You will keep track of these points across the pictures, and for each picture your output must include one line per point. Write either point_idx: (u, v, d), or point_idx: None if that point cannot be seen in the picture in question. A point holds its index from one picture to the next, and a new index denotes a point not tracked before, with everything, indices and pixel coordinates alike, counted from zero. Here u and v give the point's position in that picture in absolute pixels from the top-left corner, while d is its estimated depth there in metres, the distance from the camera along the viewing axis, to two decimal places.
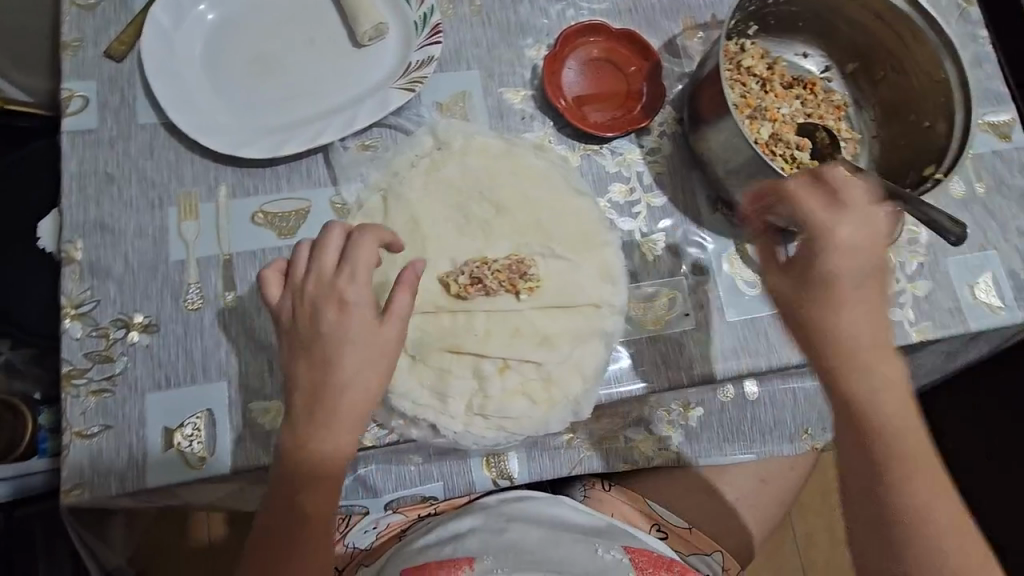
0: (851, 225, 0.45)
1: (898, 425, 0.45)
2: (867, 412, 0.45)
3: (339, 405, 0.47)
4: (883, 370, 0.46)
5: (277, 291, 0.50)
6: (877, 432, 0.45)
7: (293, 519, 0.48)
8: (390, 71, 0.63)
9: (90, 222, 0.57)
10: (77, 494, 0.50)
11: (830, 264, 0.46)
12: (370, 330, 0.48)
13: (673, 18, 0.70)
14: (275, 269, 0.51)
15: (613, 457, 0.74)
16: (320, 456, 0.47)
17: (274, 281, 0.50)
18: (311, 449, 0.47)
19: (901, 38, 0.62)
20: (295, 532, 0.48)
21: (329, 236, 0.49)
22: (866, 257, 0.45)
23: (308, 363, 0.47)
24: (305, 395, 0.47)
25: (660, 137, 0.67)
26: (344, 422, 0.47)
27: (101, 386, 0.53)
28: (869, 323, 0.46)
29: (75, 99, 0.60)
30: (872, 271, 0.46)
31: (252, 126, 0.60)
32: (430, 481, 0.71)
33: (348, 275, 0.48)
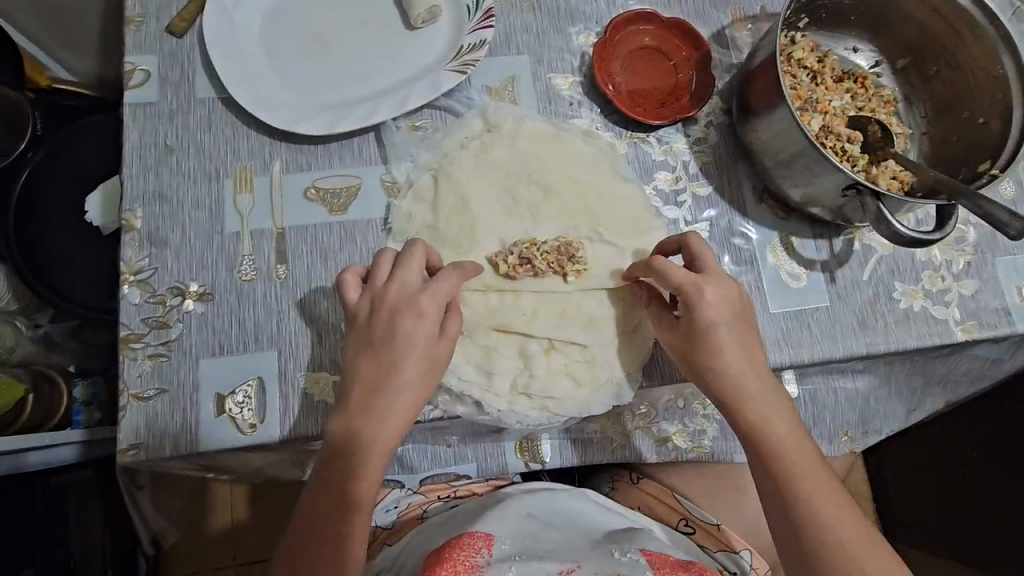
0: (712, 284, 0.52)
1: (808, 466, 0.51)
2: (780, 457, 0.52)
3: (394, 405, 0.50)
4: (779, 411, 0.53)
5: (354, 295, 0.53)
6: (791, 484, 0.51)
7: (336, 504, 0.50)
8: (442, 53, 0.64)
9: (149, 192, 0.58)
10: (132, 454, 0.52)
11: (703, 320, 0.52)
12: (432, 342, 0.51)
13: (722, 9, 0.70)
14: (353, 274, 0.54)
15: (646, 447, 0.75)
16: (368, 442, 0.50)
17: (353, 286, 0.53)
18: (362, 443, 0.50)
19: (958, 33, 0.62)
20: (337, 522, 0.49)
21: (411, 253, 0.53)
22: (727, 311, 0.52)
23: (373, 361, 0.51)
24: (367, 388, 0.51)
25: (707, 126, 0.67)
26: (398, 419, 0.50)
27: (157, 351, 0.55)
28: (750, 370, 0.53)
29: (137, 72, 0.62)
30: (744, 324, 0.53)
31: (308, 103, 0.61)
32: (464, 461, 0.74)
33: (426, 290, 0.52)
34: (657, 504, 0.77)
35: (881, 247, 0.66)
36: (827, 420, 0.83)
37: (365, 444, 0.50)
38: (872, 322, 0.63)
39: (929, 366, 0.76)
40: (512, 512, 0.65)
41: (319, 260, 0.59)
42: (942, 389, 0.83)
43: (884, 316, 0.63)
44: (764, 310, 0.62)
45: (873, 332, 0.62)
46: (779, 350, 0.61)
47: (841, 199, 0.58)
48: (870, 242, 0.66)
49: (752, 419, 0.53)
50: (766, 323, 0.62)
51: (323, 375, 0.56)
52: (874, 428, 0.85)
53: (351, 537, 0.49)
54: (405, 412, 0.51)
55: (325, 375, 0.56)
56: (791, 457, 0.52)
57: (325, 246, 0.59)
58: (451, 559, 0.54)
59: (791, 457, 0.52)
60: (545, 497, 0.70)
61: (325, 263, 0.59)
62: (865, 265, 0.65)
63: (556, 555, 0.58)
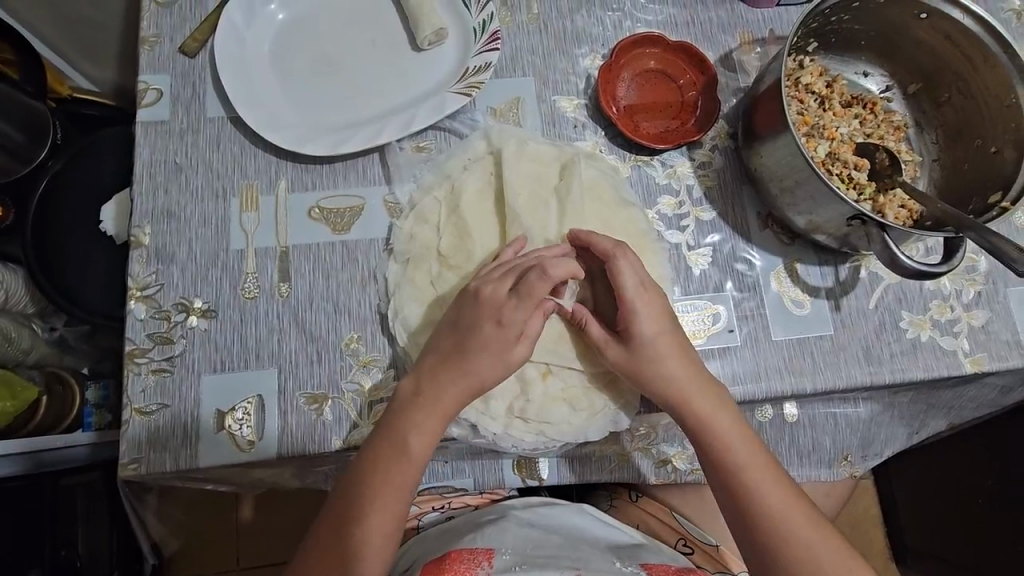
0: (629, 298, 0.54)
1: (748, 453, 0.55)
2: (734, 465, 0.54)
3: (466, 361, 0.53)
4: (715, 405, 0.55)
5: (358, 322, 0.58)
6: (744, 487, 0.54)
7: (393, 448, 0.52)
8: (448, 75, 0.64)
9: (158, 209, 0.60)
10: (134, 468, 0.53)
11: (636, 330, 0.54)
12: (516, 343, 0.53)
13: (730, 33, 0.70)
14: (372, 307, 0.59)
15: (645, 470, 0.74)
16: (436, 398, 0.52)
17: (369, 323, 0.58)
18: (423, 397, 0.53)
19: (970, 61, 0.61)
20: (381, 467, 0.52)
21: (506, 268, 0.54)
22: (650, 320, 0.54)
23: (454, 338, 0.53)
24: (443, 355, 0.53)
25: (712, 151, 0.66)
26: (468, 388, 0.53)
27: (160, 366, 0.56)
28: (689, 370, 0.55)
29: (150, 91, 0.63)
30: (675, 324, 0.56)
31: (314, 123, 0.62)
32: (461, 476, 0.73)
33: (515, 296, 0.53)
34: (655, 523, 0.76)
35: (889, 276, 0.64)
36: (827, 446, 0.81)
37: (428, 402, 0.52)
38: (878, 352, 0.62)
39: (937, 394, 0.75)
40: (510, 523, 0.65)
41: (321, 279, 0.59)
42: (950, 415, 0.82)
43: (890, 345, 0.62)
44: (766, 336, 0.62)
45: (878, 362, 0.61)
46: (780, 378, 0.60)
47: (846, 228, 0.57)
48: (875, 269, 0.65)
49: (698, 428, 0.55)
50: (767, 350, 0.61)
51: (322, 395, 0.56)
52: (876, 451, 0.84)
53: (393, 483, 0.52)
54: (451, 400, 0.53)
55: (322, 395, 0.56)
56: (732, 450, 0.55)
57: (328, 265, 0.60)
58: (452, 568, 0.56)
59: (734, 450, 0.55)
60: (541, 511, 0.69)
61: (327, 282, 0.59)
62: (872, 294, 0.64)
63: (556, 563, 0.58)
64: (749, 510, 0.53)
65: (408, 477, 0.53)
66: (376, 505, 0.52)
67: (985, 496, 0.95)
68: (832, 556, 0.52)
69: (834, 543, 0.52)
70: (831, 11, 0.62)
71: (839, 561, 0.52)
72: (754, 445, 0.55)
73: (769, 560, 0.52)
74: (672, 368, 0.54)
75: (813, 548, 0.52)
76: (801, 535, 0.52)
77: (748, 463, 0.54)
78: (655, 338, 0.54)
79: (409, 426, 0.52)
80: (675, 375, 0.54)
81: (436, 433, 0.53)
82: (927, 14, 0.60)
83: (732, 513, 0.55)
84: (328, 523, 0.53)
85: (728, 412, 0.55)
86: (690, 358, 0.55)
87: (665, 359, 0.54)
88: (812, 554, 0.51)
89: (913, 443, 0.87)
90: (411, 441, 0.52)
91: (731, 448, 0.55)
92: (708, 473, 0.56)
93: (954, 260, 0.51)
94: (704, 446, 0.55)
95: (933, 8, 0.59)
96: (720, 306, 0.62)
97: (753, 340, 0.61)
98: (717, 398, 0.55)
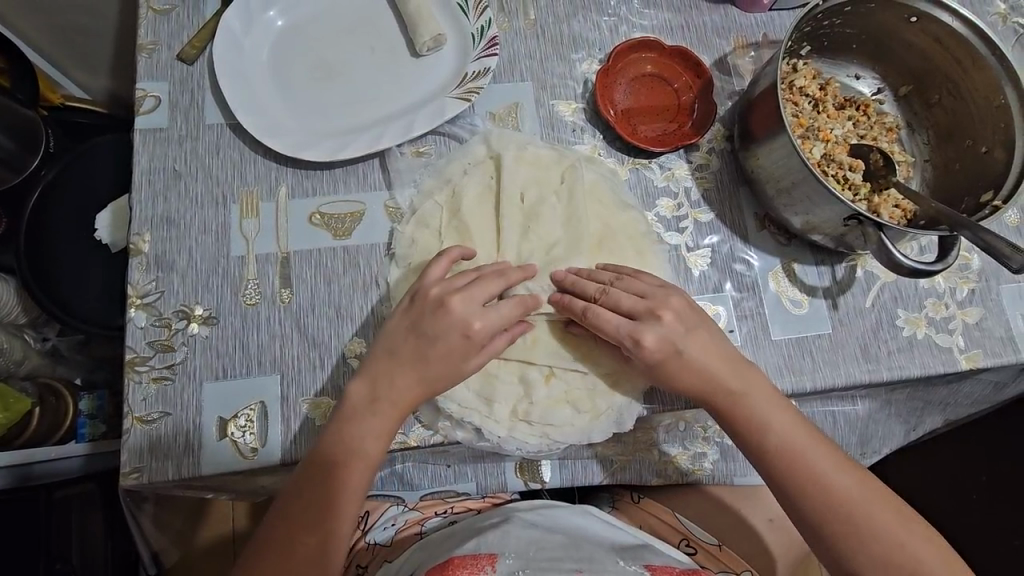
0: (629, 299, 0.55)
1: (781, 418, 0.55)
2: (785, 447, 0.54)
3: (438, 356, 0.53)
4: (739, 375, 0.55)
5: (359, 328, 0.58)
6: (779, 450, 0.54)
7: (352, 448, 0.52)
8: (447, 80, 0.65)
9: (157, 216, 0.60)
10: (135, 477, 0.52)
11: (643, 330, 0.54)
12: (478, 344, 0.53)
13: (725, 36, 0.71)
14: (374, 311, 0.59)
15: (647, 472, 0.74)
16: (396, 397, 0.52)
17: (371, 328, 0.58)
18: (382, 397, 0.52)
19: (959, 63, 0.62)
20: (339, 468, 0.52)
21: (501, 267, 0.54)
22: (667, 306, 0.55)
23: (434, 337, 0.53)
24: (420, 357, 0.53)
25: (709, 153, 0.67)
26: (429, 388, 0.53)
27: (161, 374, 0.55)
28: (705, 346, 0.55)
29: (148, 98, 0.63)
30: (687, 314, 0.55)
31: (315, 130, 0.62)
32: (464, 479, 0.73)
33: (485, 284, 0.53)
34: (657, 524, 0.76)
35: (884, 275, 0.65)
36: None
37: (383, 405, 0.52)
38: (875, 350, 0.62)
39: (933, 391, 0.76)
40: (514, 526, 0.65)
41: (323, 283, 0.59)
42: (945, 412, 0.83)
43: (887, 343, 0.63)
44: (766, 336, 0.62)
45: (875, 360, 0.62)
46: (780, 377, 0.61)
47: (843, 228, 0.58)
48: (872, 268, 0.65)
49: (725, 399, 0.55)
50: (767, 350, 0.62)
51: (324, 400, 0.56)
52: (874, 448, 0.85)
53: (351, 482, 0.52)
54: (410, 400, 0.53)
55: (325, 400, 0.56)
56: (765, 417, 0.55)
57: (329, 271, 0.60)
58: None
59: (768, 417, 0.55)
60: (544, 513, 0.69)
61: (329, 288, 0.59)
62: (868, 293, 0.64)
63: (559, 565, 0.57)
64: (785, 474, 0.54)
65: (367, 473, 0.53)
66: (341, 507, 0.52)
67: (980, 491, 0.97)
68: (891, 525, 0.53)
69: (892, 514, 0.53)
70: (824, 16, 0.63)
71: (898, 530, 0.53)
72: (784, 412, 0.55)
73: (812, 517, 0.54)
74: (704, 355, 0.55)
75: (872, 521, 0.53)
76: (860, 508, 0.53)
77: (798, 443, 0.54)
78: (663, 368, 0.54)
79: (362, 430, 0.52)
80: (693, 350, 0.54)
81: (392, 431, 0.53)
82: (917, 17, 0.61)
83: (772, 477, 0.55)
84: (283, 524, 0.51)
85: (755, 379, 0.55)
86: (719, 344, 0.56)
87: (693, 350, 0.54)
88: (871, 526, 0.53)
89: (911, 440, 0.88)
90: (365, 443, 0.52)
91: (781, 430, 0.54)
92: (739, 443, 0.56)
93: (949, 259, 0.52)
94: (733, 416, 0.55)
95: (923, 12, 0.61)
96: (720, 307, 0.63)
97: (753, 340, 0.62)
98: (756, 381, 0.55)
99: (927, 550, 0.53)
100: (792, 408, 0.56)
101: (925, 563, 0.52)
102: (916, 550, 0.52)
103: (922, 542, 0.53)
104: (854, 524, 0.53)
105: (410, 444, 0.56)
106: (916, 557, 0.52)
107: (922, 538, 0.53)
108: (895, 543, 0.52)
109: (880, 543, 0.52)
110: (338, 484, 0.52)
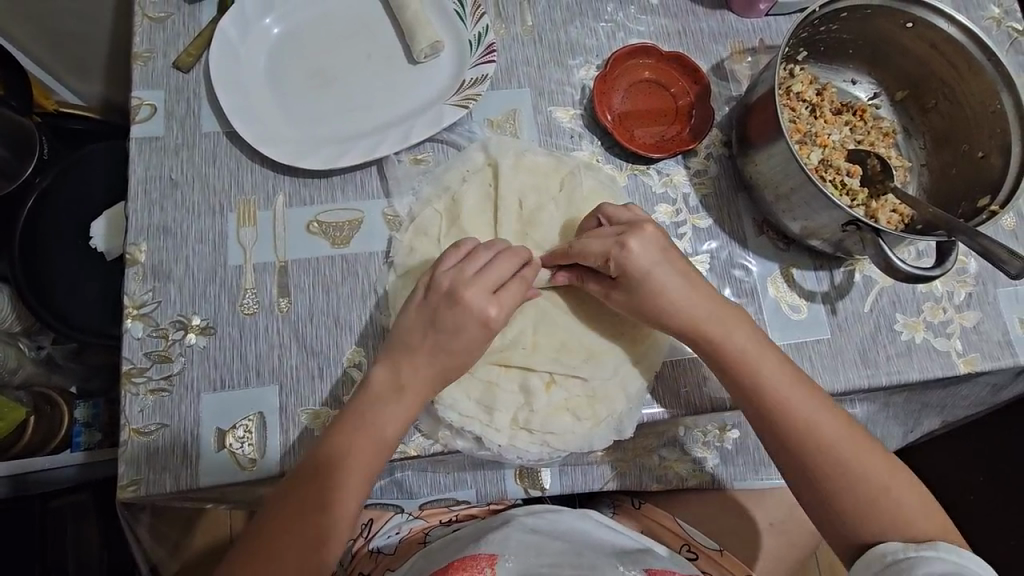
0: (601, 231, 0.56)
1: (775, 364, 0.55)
2: (779, 393, 0.54)
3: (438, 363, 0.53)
4: (728, 323, 0.56)
5: (357, 337, 0.58)
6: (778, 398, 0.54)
7: (365, 425, 0.52)
8: (445, 87, 0.65)
9: (154, 226, 0.59)
10: (133, 489, 0.52)
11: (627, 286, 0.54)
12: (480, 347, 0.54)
13: (721, 42, 0.71)
14: (371, 320, 0.58)
15: (647, 475, 0.74)
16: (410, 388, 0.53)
17: (370, 337, 0.58)
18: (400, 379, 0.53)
19: (956, 69, 0.62)
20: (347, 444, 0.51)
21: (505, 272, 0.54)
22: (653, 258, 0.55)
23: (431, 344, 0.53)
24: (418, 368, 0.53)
25: (707, 158, 0.67)
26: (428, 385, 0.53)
27: (159, 386, 0.55)
28: (697, 295, 0.56)
29: (144, 106, 0.63)
30: (689, 305, 0.56)
31: (313, 138, 0.62)
32: (463, 487, 0.72)
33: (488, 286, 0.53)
34: (657, 529, 0.76)
35: (882, 280, 0.65)
36: None
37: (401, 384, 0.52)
38: (874, 355, 0.62)
39: (930, 394, 0.76)
40: (514, 531, 0.65)
41: (321, 292, 0.59)
42: (943, 413, 0.83)
43: (886, 348, 0.63)
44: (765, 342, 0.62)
45: (874, 365, 0.62)
46: None
47: (842, 234, 0.58)
48: (870, 273, 0.66)
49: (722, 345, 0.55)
50: None
51: (322, 410, 0.56)
52: None
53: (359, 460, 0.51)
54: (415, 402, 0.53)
55: (324, 410, 0.56)
56: (761, 362, 0.55)
57: (328, 279, 0.59)
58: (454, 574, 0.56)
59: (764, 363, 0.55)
60: (548, 517, 0.68)
61: (327, 296, 0.59)
62: (866, 297, 0.65)
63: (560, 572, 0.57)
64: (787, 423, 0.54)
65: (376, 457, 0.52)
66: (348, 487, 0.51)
67: (977, 493, 0.98)
68: (878, 474, 0.53)
69: (875, 459, 0.54)
70: (820, 22, 0.63)
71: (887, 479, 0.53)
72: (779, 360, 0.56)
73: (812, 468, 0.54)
74: (697, 307, 0.56)
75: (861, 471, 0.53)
76: (847, 454, 0.53)
77: (789, 386, 0.54)
78: None
79: (381, 413, 0.52)
80: (690, 308, 0.55)
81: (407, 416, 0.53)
82: (913, 23, 0.62)
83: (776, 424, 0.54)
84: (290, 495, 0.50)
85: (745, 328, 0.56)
86: (712, 299, 0.57)
87: (684, 304, 0.55)
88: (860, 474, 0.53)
89: (908, 441, 0.89)
90: (382, 425, 0.52)
91: (776, 379, 0.55)
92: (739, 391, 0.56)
93: (947, 264, 0.52)
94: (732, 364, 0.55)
95: (919, 18, 0.61)
96: None
97: None
98: (747, 336, 0.56)
99: (910, 499, 0.53)
100: (784, 362, 0.56)
101: (909, 513, 0.52)
102: (902, 495, 0.53)
103: (904, 492, 0.53)
104: (847, 477, 0.53)
105: (410, 453, 0.56)
106: (900, 507, 0.53)
107: (907, 488, 0.53)
108: (881, 489, 0.53)
109: (871, 495, 0.53)
110: (348, 464, 0.51)
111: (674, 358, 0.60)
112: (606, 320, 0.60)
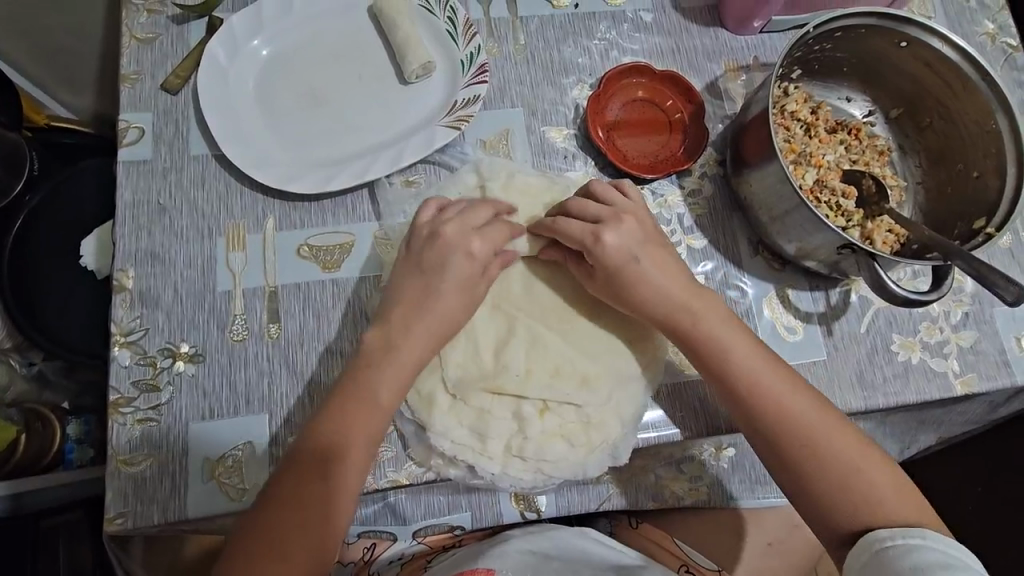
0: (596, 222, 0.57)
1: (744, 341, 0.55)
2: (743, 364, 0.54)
3: None
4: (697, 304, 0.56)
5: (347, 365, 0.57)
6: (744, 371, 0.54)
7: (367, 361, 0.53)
8: (437, 108, 0.64)
9: (142, 251, 0.58)
10: (120, 522, 0.51)
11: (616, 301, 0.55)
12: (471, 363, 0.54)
13: (716, 60, 0.71)
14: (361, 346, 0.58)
15: (643, 494, 0.73)
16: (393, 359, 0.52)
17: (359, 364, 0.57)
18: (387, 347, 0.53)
19: (949, 88, 0.62)
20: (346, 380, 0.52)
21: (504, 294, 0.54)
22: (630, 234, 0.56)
23: None
24: None
25: (702, 178, 0.67)
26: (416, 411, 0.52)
27: (147, 416, 0.54)
28: (673, 277, 0.56)
29: (132, 130, 0.62)
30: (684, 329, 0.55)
31: (302, 160, 0.61)
32: (458, 511, 0.69)
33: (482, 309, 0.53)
34: (656, 549, 0.77)
35: (879, 301, 0.65)
36: None
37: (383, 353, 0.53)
38: (871, 377, 0.62)
39: (927, 412, 0.75)
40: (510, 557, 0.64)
41: (311, 317, 0.58)
42: (940, 430, 0.82)
43: (883, 369, 0.62)
44: None
45: (871, 387, 0.61)
46: None
47: (836, 256, 0.58)
48: (865, 294, 0.65)
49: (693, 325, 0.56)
50: None
51: None
52: None
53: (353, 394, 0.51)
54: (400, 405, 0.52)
55: None
56: (728, 340, 0.55)
57: (318, 304, 0.59)
58: None
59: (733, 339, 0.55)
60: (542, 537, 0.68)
61: (318, 320, 0.58)
62: (863, 318, 0.64)
63: None
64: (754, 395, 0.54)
65: (373, 397, 0.52)
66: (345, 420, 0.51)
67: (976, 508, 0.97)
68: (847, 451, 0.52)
69: (848, 438, 0.53)
70: (814, 41, 0.62)
71: (859, 458, 0.52)
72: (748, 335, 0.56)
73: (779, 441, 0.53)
74: (668, 289, 0.56)
75: (833, 447, 0.52)
76: (816, 434, 0.52)
77: (754, 363, 0.54)
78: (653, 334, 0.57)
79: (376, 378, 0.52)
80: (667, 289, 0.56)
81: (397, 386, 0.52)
82: (908, 42, 0.61)
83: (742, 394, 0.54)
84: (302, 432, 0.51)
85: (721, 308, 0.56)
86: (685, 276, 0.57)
87: (660, 306, 0.56)
88: (832, 453, 0.52)
89: (905, 457, 0.88)
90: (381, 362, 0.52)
91: (742, 368, 0.54)
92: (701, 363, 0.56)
93: (939, 290, 0.52)
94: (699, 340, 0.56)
95: (914, 37, 0.61)
96: None
97: None
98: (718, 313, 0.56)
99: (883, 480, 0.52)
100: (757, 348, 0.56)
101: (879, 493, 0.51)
102: (874, 479, 0.52)
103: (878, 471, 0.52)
104: (817, 453, 0.52)
105: (402, 482, 0.55)
106: (871, 487, 0.51)
107: (876, 464, 0.52)
108: (848, 463, 0.52)
109: (841, 471, 0.52)
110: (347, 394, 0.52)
111: (668, 384, 0.60)
112: (602, 342, 0.59)
